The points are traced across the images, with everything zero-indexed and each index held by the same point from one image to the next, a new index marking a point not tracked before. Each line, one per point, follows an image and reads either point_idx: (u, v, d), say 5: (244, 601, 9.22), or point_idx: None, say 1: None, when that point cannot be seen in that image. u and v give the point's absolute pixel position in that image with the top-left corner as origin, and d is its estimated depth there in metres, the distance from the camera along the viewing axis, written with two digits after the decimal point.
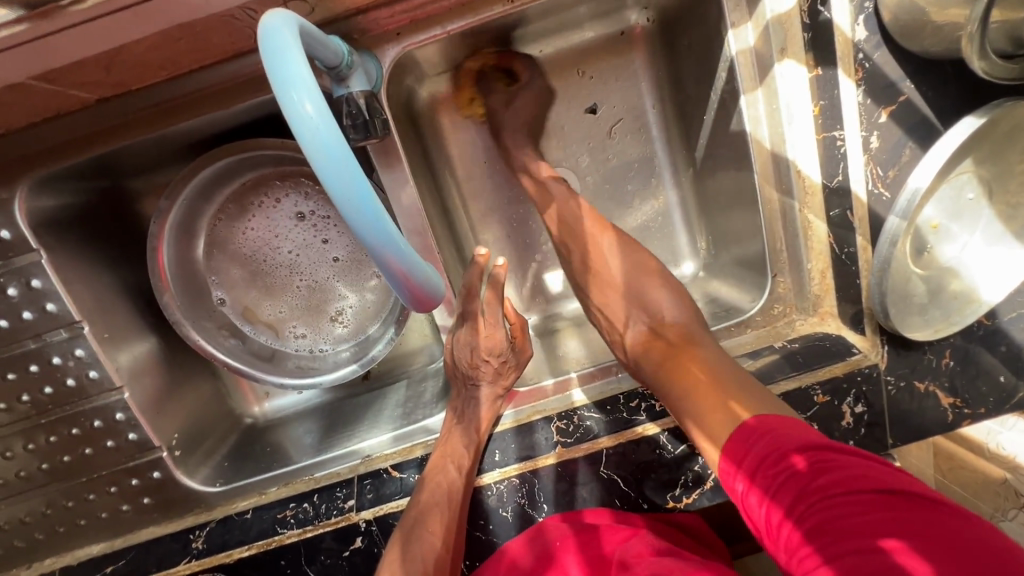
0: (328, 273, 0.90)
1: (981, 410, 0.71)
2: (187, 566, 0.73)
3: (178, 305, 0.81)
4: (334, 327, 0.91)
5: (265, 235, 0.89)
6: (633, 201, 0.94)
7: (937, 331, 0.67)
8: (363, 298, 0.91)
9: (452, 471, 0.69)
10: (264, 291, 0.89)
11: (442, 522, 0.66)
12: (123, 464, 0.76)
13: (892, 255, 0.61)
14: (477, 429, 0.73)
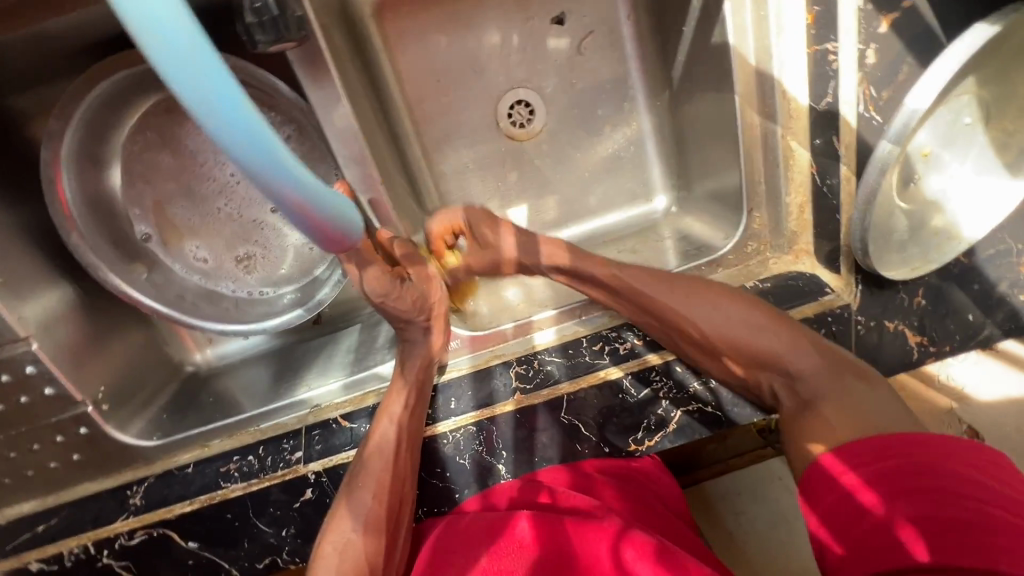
0: (262, 214, 0.82)
1: (946, 348, 0.69)
2: (126, 522, 0.69)
3: (91, 245, 0.71)
4: (243, 274, 0.82)
5: (214, 145, 0.78)
6: (604, 128, 0.87)
7: (913, 271, 0.63)
8: (293, 254, 0.84)
9: (385, 425, 0.65)
10: (179, 196, 0.79)
11: (375, 476, 0.63)
12: (43, 420, 0.69)
13: (880, 187, 0.56)
14: (417, 374, 0.68)
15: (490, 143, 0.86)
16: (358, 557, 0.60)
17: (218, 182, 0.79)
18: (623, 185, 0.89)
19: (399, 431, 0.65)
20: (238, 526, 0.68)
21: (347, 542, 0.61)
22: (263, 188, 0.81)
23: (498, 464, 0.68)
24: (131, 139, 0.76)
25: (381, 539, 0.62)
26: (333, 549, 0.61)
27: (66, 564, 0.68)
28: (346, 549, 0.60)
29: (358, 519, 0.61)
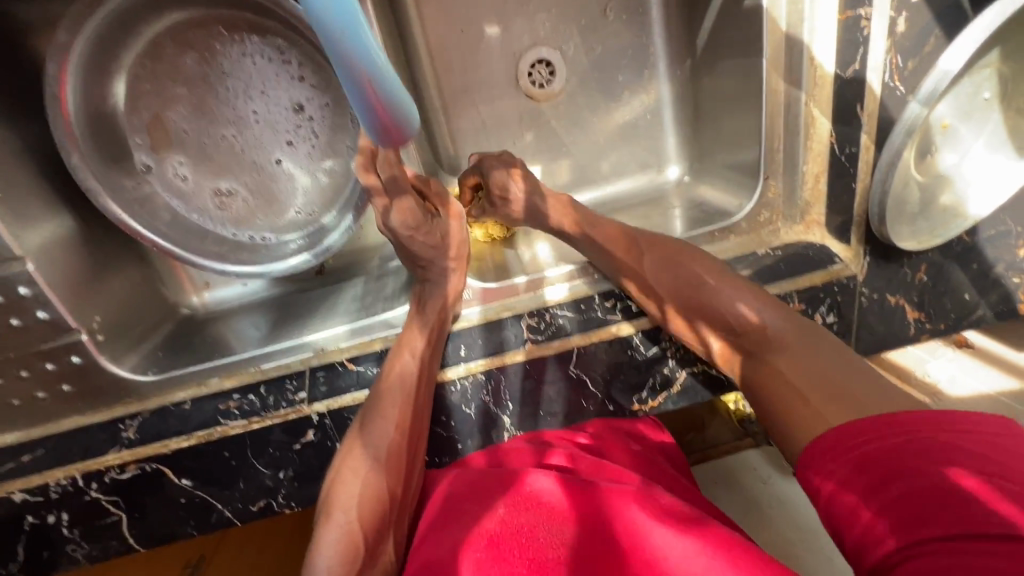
0: (264, 162, 0.80)
1: (941, 326, 0.72)
2: (118, 455, 0.67)
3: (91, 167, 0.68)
4: (216, 209, 0.80)
5: (250, 83, 0.76)
6: (623, 94, 0.87)
7: (920, 245, 0.65)
8: (277, 217, 0.82)
9: (407, 357, 0.64)
10: (184, 107, 0.76)
11: (397, 409, 0.62)
12: (33, 347, 0.66)
13: (903, 150, 0.58)
14: (437, 315, 0.67)
15: (508, 101, 0.85)
16: (378, 488, 0.58)
17: (232, 113, 0.77)
18: (636, 153, 0.89)
19: (421, 366, 0.64)
20: (235, 465, 0.68)
21: (366, 471, 0.59)
22: (277, 141, 0.79)
23: (503, 415, 0.70)
24: (145, 58, 0.74)
25: (398, 472, 0.60)
26: (351, 477, 0.59)
27: (53, 495, 0.67)
28: (363, 479, 0.58)
29: (377, 449, 0.60)
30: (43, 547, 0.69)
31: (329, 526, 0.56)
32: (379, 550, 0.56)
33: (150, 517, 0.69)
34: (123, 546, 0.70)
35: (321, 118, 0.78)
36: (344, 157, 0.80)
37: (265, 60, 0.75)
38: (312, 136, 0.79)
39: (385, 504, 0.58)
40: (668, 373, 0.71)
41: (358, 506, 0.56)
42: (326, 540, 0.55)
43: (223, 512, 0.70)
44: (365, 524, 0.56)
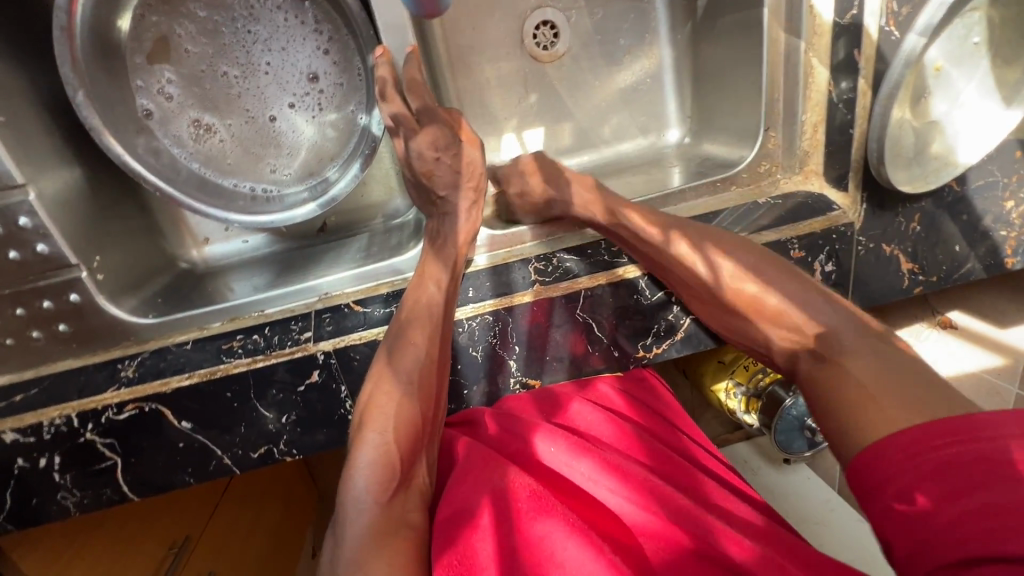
0: (259, 113, 0.79)
1: (933, 277, 0.75)
2: (116, 394, 0.65)
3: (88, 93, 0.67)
4: (192, 140, 0.77)
5: (274, 38, 0.76)
6: (624, 58, 0.89)
7: (914, 188, 0.68)
8: (251, 169, 0.80)
9: (433, 288, 0.64)
10: (198, 30, 0.74)
11: (425, 334, 0.62)
12: (29, 283, 0.65)
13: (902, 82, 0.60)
14: (455, 251, 0.67)
15: (512, 61, 0.87)
16: (412, 410, 0.58)
17: (244, 56, 0.76)
18: (636, 117, 0.91)
19: (446, 297, 0.65)
20: (236, 408, 0.67)
21: (399, 393, 0.58)
22: (279, 97, 0.79)
23: (510, 358, 0.71)
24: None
25: (429, 397, 0.60)
26: (385, 399, 0.58)
27: (46, 435, 0.65)
28: (398, 400, 0.58)
29: (409, 373, 0.60)
30: (31, 495, 0.66)
31: (364, 445, 0.55)
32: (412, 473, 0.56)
33: (147, 463, 0.67)
34: (115, 495, 0.68)
35: (331, 93, 0.79)
36: (343, 136, 0.81)
37: (295, 21, 0.76)
38: (317, 107, 0.80)
39: (418, 426, 0.58)
40: (673, 320, 0.72)
41: (393, 427, 0.56)
42: (363, 459, 0.54)
43: (222, 459, 0.68)
44: (401, 444, 0.55)
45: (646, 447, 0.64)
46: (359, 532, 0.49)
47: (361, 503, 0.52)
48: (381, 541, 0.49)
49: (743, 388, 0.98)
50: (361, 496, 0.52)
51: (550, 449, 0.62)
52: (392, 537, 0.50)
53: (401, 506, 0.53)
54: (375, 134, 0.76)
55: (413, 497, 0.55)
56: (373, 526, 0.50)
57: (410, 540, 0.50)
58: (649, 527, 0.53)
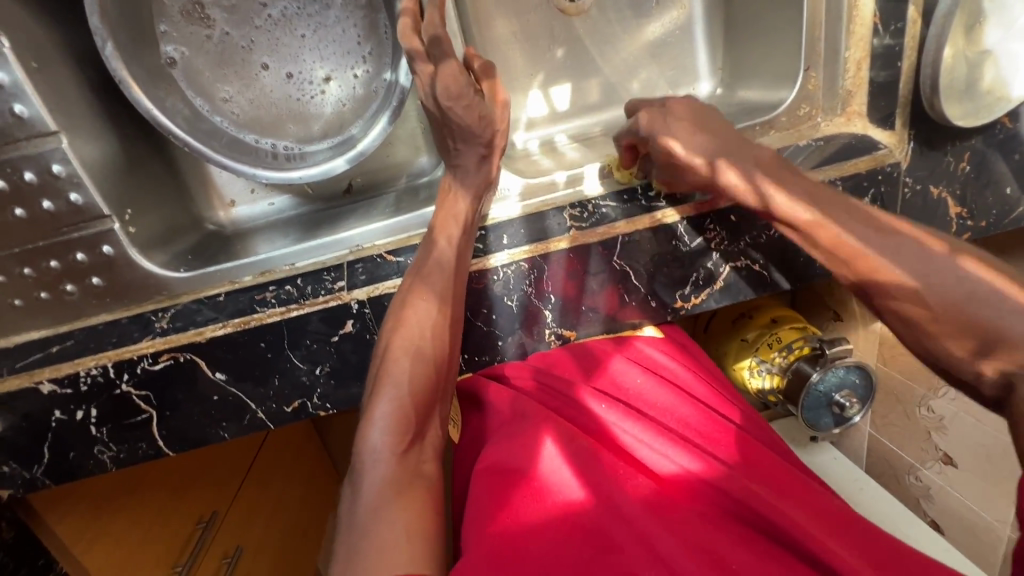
0: (257, 53, 0.76)
1: (983, 222, 0.72)
2: (151, 343, 0.65)
3: (114, 35, 0.65)
4: (180, 15, 0.73)
5: (324, 27, 0.77)
6: (653, 9, 0.86)
7: (966, 123, 0.66)
8: (206, 85, 0.76)
9: (444, 244, 0.63)
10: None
11: (438, 287, 0.61)
12: (62, 235, 0.65)
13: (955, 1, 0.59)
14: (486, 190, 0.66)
15: (539, 14, 0.85)
16: (425, 365, 0.57)
17: (286, 5, 0.75)
18: (665, 71, 0.89)
19: (462, 249, 0.63)
20: (270, 358, 0.66)
21: (413, 348, 0.57)
22: (286, 61, 0.77)
23: (545, 309, 0.69)
24: None
25: (442, 350, 0.59)
26: (400, 356, 0.56)
27: (82, 387, 0.64)
28: (413, 355, 0.57)
29: (421, 327, 0.58)
30: (67, 449, 0.66)
31: (380, 399, 0.54)
32: (428, 425, 0.56)
33: (181, 416, 0.67)
34: (151, 450, 0.67)
35: (333, 104, 0.80)
36: (315, 137, 0.80)
37: (356, 35, 0.77)
38: (307, 101, 0.79)
39: (431, 379, 0.57)
40: (712, 269, 0.70)
41: (410, 382, 0.55)
42: (380, 413, 0.53)
43: (256, 413, 0.68)
44: (417, 397, 0.55)
45: (691, 410, 0.64)
46: (375, 481, 0.49)
47: (377, 454, 0.51)
48: (395, 491, 0.49)
49: (767, 365, 0.96)
50: (378, 447, 0.51)
51: (600, 410, 0.63)
52: (408, 492, 0.49)
53: (415, 458, 0.52)
54: (404, 85, 0.75)
55: (428, 449, 0.54)
56: (389, 476, 0.50)
57: (425, 490, 0.50)
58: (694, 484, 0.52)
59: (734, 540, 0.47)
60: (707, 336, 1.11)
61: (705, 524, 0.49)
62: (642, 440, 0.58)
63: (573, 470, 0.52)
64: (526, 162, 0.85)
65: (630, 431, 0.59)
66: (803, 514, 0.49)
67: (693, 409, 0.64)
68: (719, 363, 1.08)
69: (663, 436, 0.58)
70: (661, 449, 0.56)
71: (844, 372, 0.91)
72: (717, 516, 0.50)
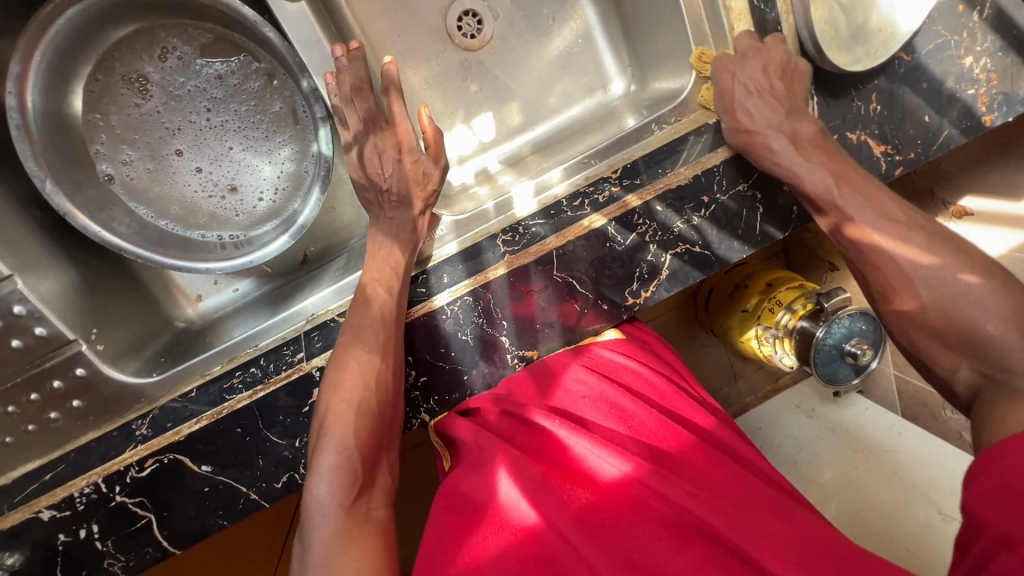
0: (174, 141, 0.81)
1: (911, 154, 0.72)
2: (135, 452, 0.68)
3: (44, 157, 0.70)
4: (125, 85, 0.78)
5: (254, 155, 0.83)
6: (551, 26, 0.90)
7: (865, 66, 0.67)
8: (114, 152, 0.79)
9: (384, 294, 0.63)
10: (236, 66, 0.80)
11: (378, 338, 0.61)
12: (37, 366, 0.69)
13: None
14: (412, 234, 0.68)
15: (445, 56, 0.88)
16: (371, 419, 0.57)
17: (223, 111, 0.81)
18: (578, 81, 0.92)
19: (399, 301, 0.64)
20: (249, 441, 0.68)
21: (358, 399, 0.57)
22: (199, 156, 0.82)
23: (501, 336, 0.70)
24: (184, 49, 0.79)
25: (388, 398, 0.59)
26: (343, 409, 0.56)
27: (79, 506, 0.67)
28: (357, 406, 0.57)
29: (366, 377, 0.59)
30: (80, 567, 0.68)
31: (324, 453, 0.54)
32: (376, 473, 0.56)
33: (178, 514, 0.68)
34: (158, 552, 0.69)
35: (237, 209, 0.84)
36: (210, 237, 0.83)
37: (282, 154, 0.84)
38: (210, 196, 0.83)
39: (380, 430, 0.57)
40: (653, 260, 0.71)
41: (355, 432, 0.55)
42: (325, 466, 0.53)
43: (249, 495, 0.69)
44: (364, 448, 0.55)
45: (646, 410, 0.64)
46: (324, 536, 0.50)
47: (327, 508, 0.52)
48: (346, 540, 0.50)
49: (772, 330, 0.96)
50: (326, 500, 0.52)
51: (551, 424, 0.63)
52: (356, 532, 0.51)
53: (365, 505, 0.53)
54: (327, 155, 0.77)
55: (378, 496, 0.55)
56: (338, 529, 0.50)
57: (377, 537, 0.51)
58: (643, 497, 0.53)
59: (673, 553, 0.48)
60: (709, 316, 1.11)
61: (645, 541, 0.50)
62: (591, 453, 0.58)
63: (522, 508, 0.55)
64: (463, 197, 0.86)
65: (580, 445, 0.59)
66: (744, 521, 0.49)
67: (651, 409, 0.65)
68: (727, 338, 1.09)
69: (611, 449, 0.58)
70: (608, 462, 0.57)
71: (848, 320, 0.89)
72: (662, 526, 0.50)
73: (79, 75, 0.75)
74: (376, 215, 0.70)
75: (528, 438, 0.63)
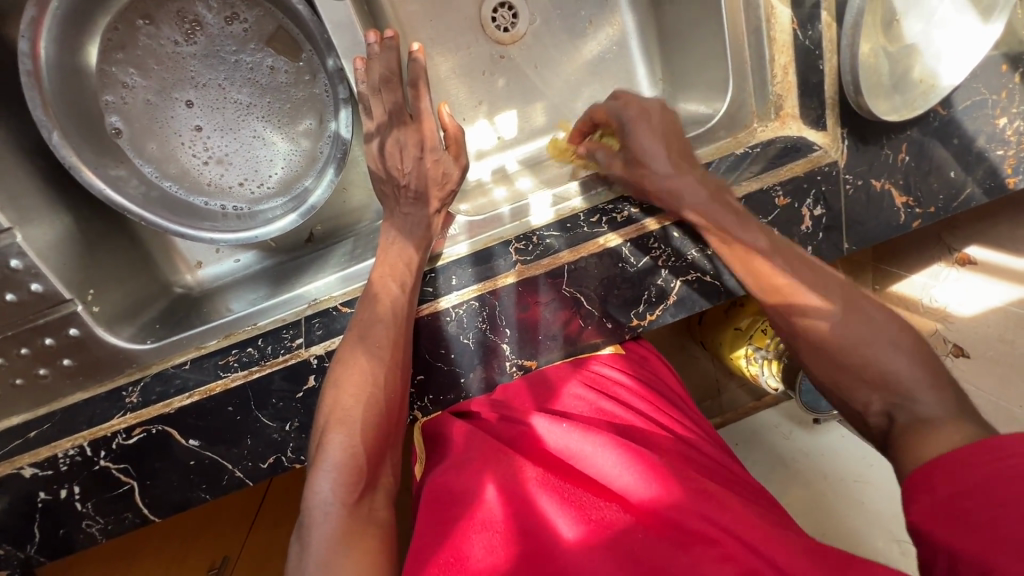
0: (190, 91, 0.78)
1: (931, 208, 0.72)
2: (123, 420, 0.67)
3: (51, 104, 0.67)
4: (182, 33, 0.76)
5: (262, 145, 0.82)
6: (587, 29, 0.87)
7: (900, 117, 0.66)
8: (119, 92, 0.76)
9: (395, 290, 0.63)
10: (292, 69, 0.80)
11: (389, 336, 0.60)
12: (29, 322, 0.67)
13: (868, 13, 0.61)
14: (425, 232, 0.67)
15: (476, 47, 0.85)
16: (379, 417, 0.56)
17: (254, 94, 0.80)
18: (608, 88, 0.90)
19: (410, 298, 0.63)
20: (239, 421, 0.68)
21: (366, 395, 0.56)
22: (206, 116, 0.80)
23: (502, 342, 0.70)
24: (246, 20, 0.77)
25: (395, 397, 0.58)
26: (351, 403, 0.56)
27: (63, 467, 0.67)
28: (366, 401, 0.56)
29: (375, 374, 0.58)
30: (57, 525, 0.68)
31: (329, 448, 0.53)
32: (379, 473, 0.55)
33: (161, 484, 0.68)
34: (138, 518, 0.69)
35: (217, 182, 0.82)
36: (189, 200, 0.81)
37: (289, 154, 0.83)
38: (199, 156, 0.81)
39: (385, 430, 0.56)
40: (663, 284, 0.70)
41: (360, 428, 0.54)
42: (329, 460, 0.52)
43: (234, 472, 0.69)
44: (370, 446, 0.54)
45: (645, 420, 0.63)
46: (322, 537, 0.48)
47: (328, 506, 0.50)
48: (347, 543, 0.48)
49: (762, 351, 0.97)
50: (328, 499, 0.50)
51: (548, 428, 0.62)
52: (358, 533, 0.49)
53: (367, 506, 0.51)
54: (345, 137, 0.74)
55: (380, 497, 0.53)
56: (338, 530, 0.48)
57: (378, 540, 0.49)
58: (636, 494, 0.52)
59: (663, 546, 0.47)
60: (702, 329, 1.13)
61: (644, 538, 0.48)
62: (589, 454, 0.57)
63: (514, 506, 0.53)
64: (477, 195, 0.85)
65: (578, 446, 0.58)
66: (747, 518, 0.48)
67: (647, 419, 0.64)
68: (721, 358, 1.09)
69: (611, 447, 0.57)
70: (607, 461, 0.56)
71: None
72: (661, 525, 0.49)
73: (103, 18, 0.72)
74: (390, 208, 0.69)
75: (521, 441, 0.63)
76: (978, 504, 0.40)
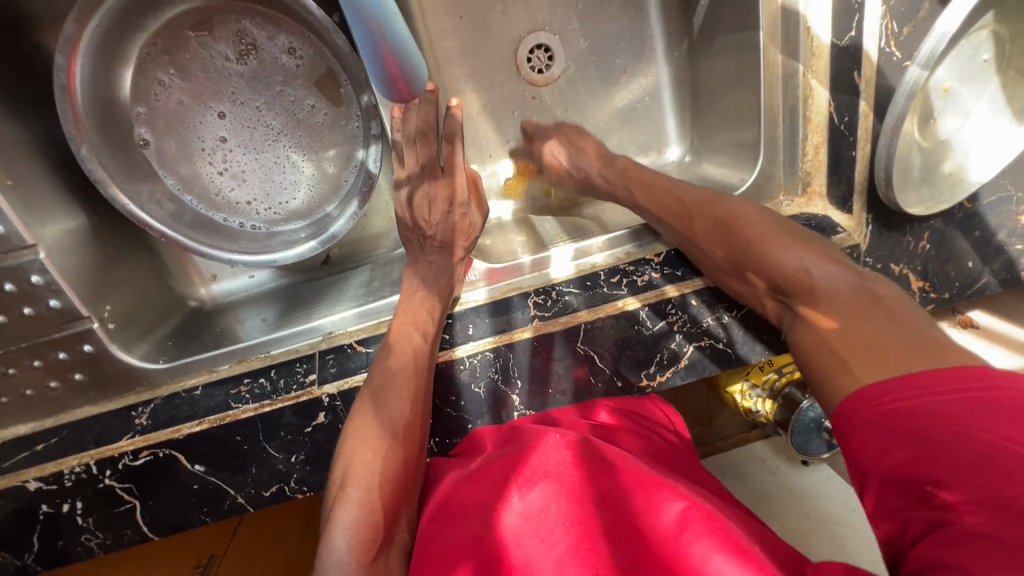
0: (224, 105, 0.78)
1: (946, 294, 0.72)
2: (131, 441, 0.68)
3: (83, 114, 0.67)
4: (234, 52, 0.76)
5: (286, 172, 0.82)
6: (621, 77, 0.87)
7: (928, 211, 0.67)
8: (152, 101, 0.75)
9: (416, 338, 0.64)
10: (331, 111, 0.80)
11: (411, 389, 0.61)
12: (45, 335, 0.67)
13: (907, 113, 0.61)
14: (446, 280, 0.68)
15: (509, 87, 0.85)
16: (396, 472, 0.57)
17: (288, 124, 0.80)
18: (636, 136, 0.89)
19: (431, 348, 0.64)
20: (246, 450, 0.68)
21: (385, 450, 0.57)
22: (235, 131, 0.79)
23: (513, 393, 0.70)
24: (297, 52, 0.77)
25: (412, 454, 0.59)
26: (369, 457, 0.56)
27: (67, 483, 0.67)
28: (384, 455, 0.57)
29: (395, 428, 0.59)
30: (57, 538, 0.68)
31: (346, 504, 0.53)
32: (394, 530, 0.55)
33: (163, 505, 0.69)
34: (136, 536, 0.69)
35: (230, 198, 0.81)
36: (210, 216, 0.80)
37: (309, 184, 0.83)
38: (219, 168, 0.80)
39: (401, 487, 0.57)
40: (676, 348, 0.71)
41: (378, 485, 0.55)
42: (345, 518, 0.52)
43: (236, 498, 0.69)
44: (387, 504, 0.54)
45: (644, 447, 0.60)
46: None
47: (341, 564, 0.50)
48: None
49: (758, 389, 0.92)
50: (342, 557, 0.50)
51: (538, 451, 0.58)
52: None
53: (383, 565, 0.51)
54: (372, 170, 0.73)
55: (395, 555, 0.53)
56: None
57: None
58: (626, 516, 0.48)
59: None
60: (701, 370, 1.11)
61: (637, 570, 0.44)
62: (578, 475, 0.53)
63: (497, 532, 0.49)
64: (497, 233, 0.85)
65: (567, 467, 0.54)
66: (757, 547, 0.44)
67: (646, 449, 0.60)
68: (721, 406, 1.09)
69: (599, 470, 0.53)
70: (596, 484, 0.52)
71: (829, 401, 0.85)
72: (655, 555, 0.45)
73: (148, 24, 0.72)
74: (414, 255, 0.69)
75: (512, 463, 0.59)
76: (930, 429, 0.42)
